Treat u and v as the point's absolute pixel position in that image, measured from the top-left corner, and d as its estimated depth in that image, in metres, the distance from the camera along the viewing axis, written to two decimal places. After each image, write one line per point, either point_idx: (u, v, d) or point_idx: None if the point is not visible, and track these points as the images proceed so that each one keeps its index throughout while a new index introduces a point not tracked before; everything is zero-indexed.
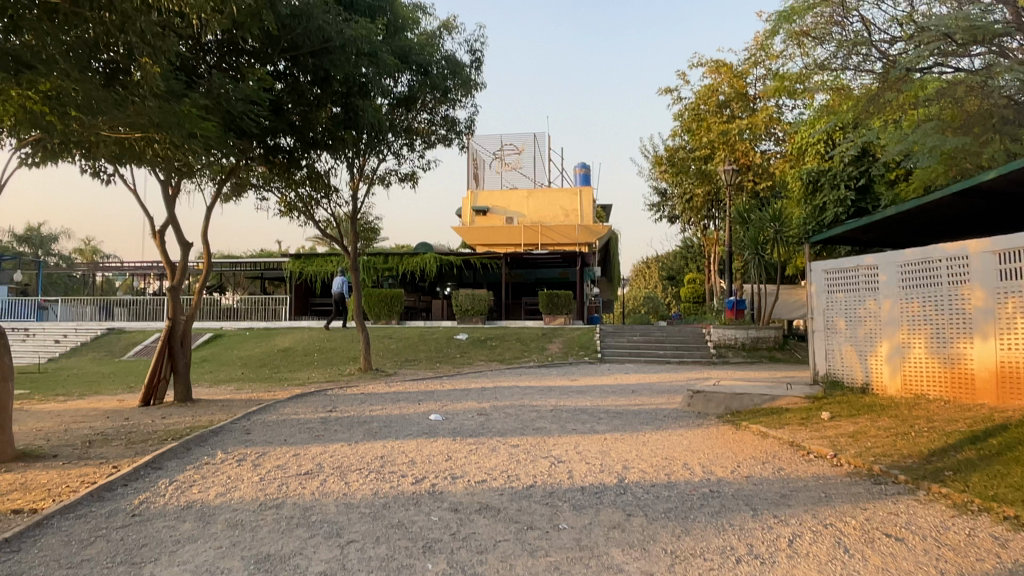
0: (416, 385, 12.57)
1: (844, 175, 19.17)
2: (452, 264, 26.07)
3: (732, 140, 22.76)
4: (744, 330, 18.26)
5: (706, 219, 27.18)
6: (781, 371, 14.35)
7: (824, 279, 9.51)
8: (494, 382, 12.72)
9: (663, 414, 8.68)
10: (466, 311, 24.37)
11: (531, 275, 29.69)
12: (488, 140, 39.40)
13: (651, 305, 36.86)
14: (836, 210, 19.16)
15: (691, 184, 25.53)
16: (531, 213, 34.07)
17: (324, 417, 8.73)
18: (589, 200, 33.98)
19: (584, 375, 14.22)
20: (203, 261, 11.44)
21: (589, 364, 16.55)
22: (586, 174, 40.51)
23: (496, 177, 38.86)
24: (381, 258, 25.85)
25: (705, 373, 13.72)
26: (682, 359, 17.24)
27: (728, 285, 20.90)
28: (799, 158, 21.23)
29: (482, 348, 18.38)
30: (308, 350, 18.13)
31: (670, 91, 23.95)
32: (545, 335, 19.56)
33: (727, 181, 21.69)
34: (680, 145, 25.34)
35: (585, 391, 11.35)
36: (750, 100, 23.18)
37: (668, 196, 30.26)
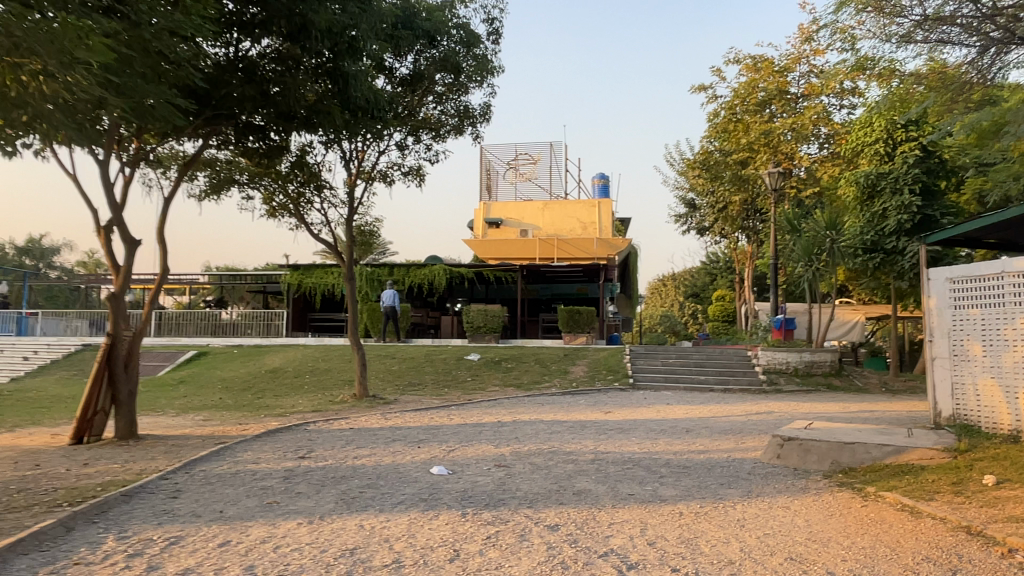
0: (419, 418, 10.34)
1: (908, 179, 16.84)
2: (464, 277, 23.93)
3: (774, 141, 20.66)
4: (797, 354, 15.96)
5: (741, 231, 25.06)
6: (854, 407, 12.01)
7: (949, 291, 7.30)
8: (514, 416, 10.48)
9: (746, 471, 6.40)
10: (479, 328, 22.20)
11: (547, 291, 27.47)
12: (502, 149, 37.45)
13: (671, 325, 34.66)
14: (899, 217, 16.86)
15: (726, 191, 23.54)
16: (547, 225, 31.97)
17: (290, 468, 6.53)
18: (608, 213, 31.79)
19: (620, 405, 11.95)
20: (159, 264, 9.30)
21: (620, 391, 14.30)
22: (604, 185, 38.40)
23: (511, 188, 36.81)
24: (385, 269, 23.63)
25: (765, 408, 11.42)
26: (727, 386, 14.96)
27: (774, 303, 18.60)
28: (851, 161, 18.96)
29: (496, 371, 16.14)
30: (299, 371, 15.98)
31: (704, 89, 21.85)
32: (567, 357, 17.28)
33: (770, 186, 19.43)
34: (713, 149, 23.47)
35: (628, 429, 9.10)
36: (792, 100, 21.12)
37: (698, 207, 28.31)
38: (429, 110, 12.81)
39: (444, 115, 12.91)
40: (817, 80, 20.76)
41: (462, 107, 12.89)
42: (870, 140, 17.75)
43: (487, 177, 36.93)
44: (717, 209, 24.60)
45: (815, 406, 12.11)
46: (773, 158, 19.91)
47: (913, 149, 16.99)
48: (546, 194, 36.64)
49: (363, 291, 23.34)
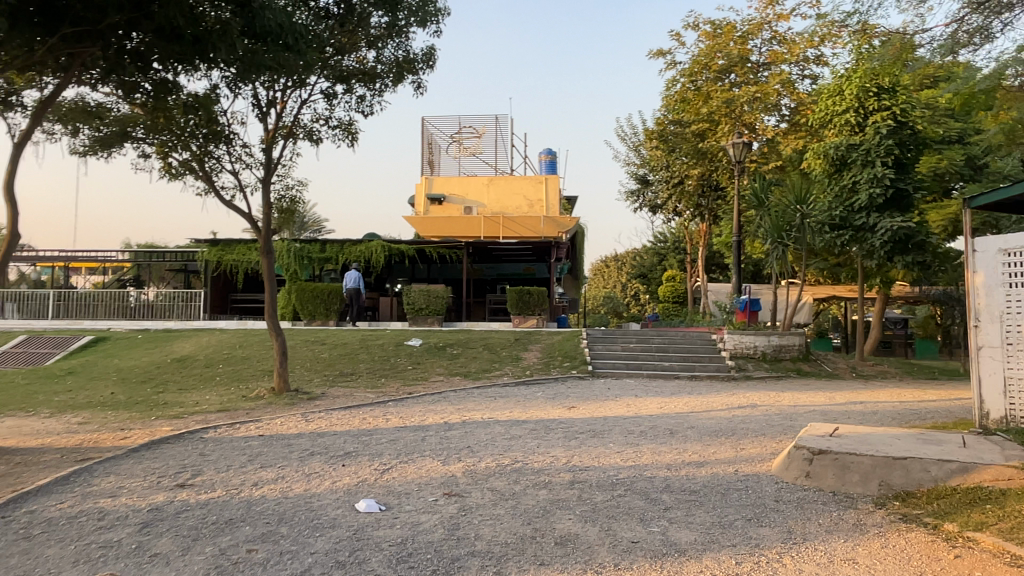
0: (348, 419, 8.57)
1: (880, 150, 15.80)
2: (403, 255, 22.01)
3: (737, 111, 19.41)
4: (765, 337, 14.72)
5: (696, 209, 24.02)
6: (839, 398, 10.82)
7: (1003, 266, 5.94)
8: (463, 415, 8.83)
9: (772, 497, 4.92)
10: (421, 310, 20.42)
11: (493, 270, 25.78)
12: (444, 121, 35.37)
13: (614, 305, 33.52)
14: (871, 190, 15.86)
15: (684, 164, 22.16)
16: (491, 201, 30.21)
17: (159, 506, 4.71)
18: (556, 188, 30.13)
19: (583, 399, 10.44)
20: (6, 224, 7.17)
21: (579, 381, 12.83)
22: (551, 162, 36.83)
23: (453, 162, 34.84)
24: (316, 246, 21.39)
25: (745, 402, 10.10)
26: (693, 373, 13.66)
27: (737, 282, 17.39)
28: (818, 133, 17.85)
29: (439, 358, 14.42)
30: (212, 360, 13.90)
31: (662, 53, 20.35)
32: (518, 341, 15.68)
33: (734, 158, 18.16)
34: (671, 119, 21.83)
35: (601, 432, 7.56)
36: (755, 68, 19.91)
37: (651, 182, 27.15)
38: (362, 55, 10.94)
39: (379, 61, 11.05)
40: (782, 46, 19.63)
41: (400, 53, 11.04)
42: (840, 108, 16.60)
43: (429, 151, 34.89)
44: (674, 182, 23.49)
45: (797, 397, 10.86)
46: (738, 128, 18.62)
47: (886, 118, 15.91)
48: (491, 170, 34.86)
49: (291, 269, 21.14)
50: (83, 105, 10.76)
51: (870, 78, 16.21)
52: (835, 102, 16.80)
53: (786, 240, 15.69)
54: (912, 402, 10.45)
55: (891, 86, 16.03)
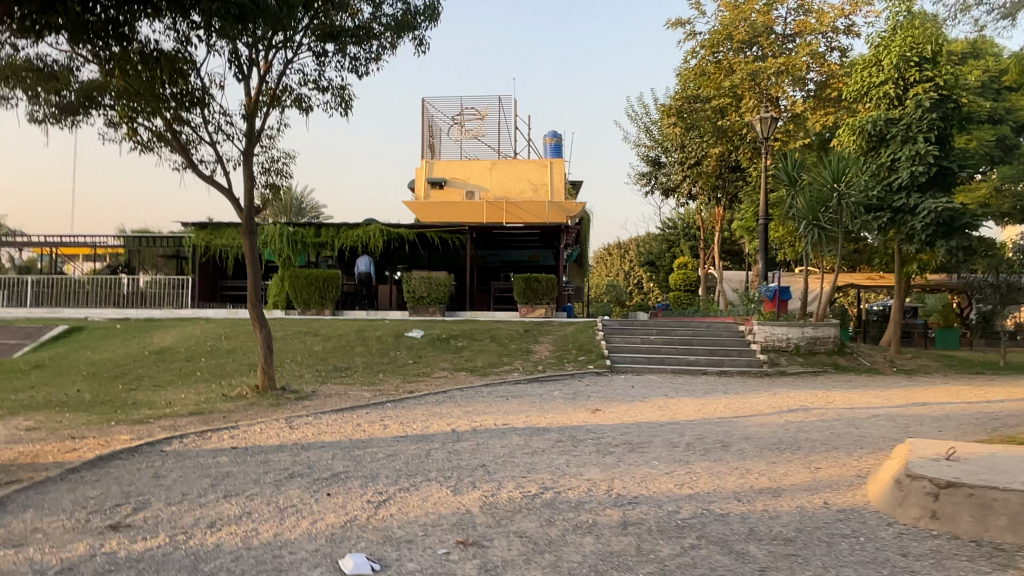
0: (340, 427, 7.35)
1: (923, 124, 14.48)
2: (404, 240, 20.75)
3: (762, 84, 18.14)
4: (799, 329, 13.46)
5: (714, 191, 22.75)
6: (896, 398, 9.59)
7: None
8: (474, 421, 7.61)
9: (896, 549, 3.69)
10: (422, 299, 19.20)
11: (498, 257, 24.52)
12: (446, 102, 34.02)
13: (617, 294, 32.38)
14: (912, 168, 14.56)
15: (703, 143, 20.82)
16: (495, 185, 28.89)
17: (72, 565, 3.48)
18: (561, 173, 28.99)
19: (607, 399, 9.21)
20: None
21: (598, 378, 11.61)
22: (557, 145, 35.46)
23: (455, 146, 33.50)
24: (310, 230, 20.09)
25: (793, 404, 8.86)
26: (722, 369, 12.42)
27: (763, 269, 16.12)
28: (850, 108, 16.56)
29: (443, 351, 13.18)
30: (193, 353, 12.65)
31: (681, 23, 19.00)
32: (528, 333, 14.42)
33: (761, 134, 16.89)
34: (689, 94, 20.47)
35: (641, 445, 6.33)
36: (782, 40, 18.58)
37: (665, 165, 25.84)
38: (356, 10, 9.66)
39: (375, 18, 9.75)
40: (810, 15, 18.30)
41: (399, 11, 9.76)
42: (878, 79, 15.27)
43: (429, 134, 33.50)
44: (690, 164, 22.38)
45: (848, 397, 9.63)
46: (764, 102, 17.31)
47: (928, 90, 14.58)
48: (494, 153, 33.49)
49: (284, 254, 19.85)
50: (41, 65, 9.45)
51: (910, 46, 14.89)
52: (870, 73, 15.49)
53: (822, 222, 14.39)
54: (981, 402, 9.22)
55: (935, 54, 14.70)
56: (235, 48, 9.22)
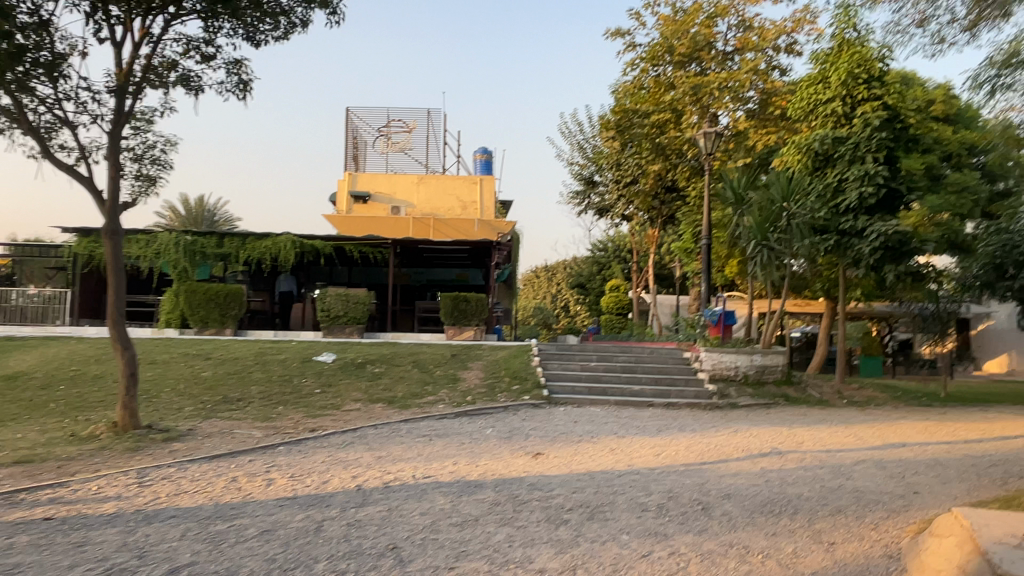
0: (210, 484, 5.64)
1: (871, 144, 13.93)
2: (319, 255, 18.91)
3: (705, 98, 17.33)
4: (748, 357, 12.44)
5: (652, 211, 21.89)
6: (866, 436, 8.55)
7: None
8: (386, 473, 6.04)
9: None
10: (338, 318, 17.40)
11: (424, 276, 22.91)
12: (371, 113, 32.31)
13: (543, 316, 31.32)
14: (861, 190, 13.93)
15: (643, 159, 19.82)
16: (421, 200, 27.30)
17: None
18: (491, 190, 27.66)
19: (547, 438, 7.79)
20: None
21: (533, 411, 10.18)
22: (487, 161, 34.20)
23: (380, 159, 31.78)
24: (212, 239, 18.03)
25: (762, 445, 7.63)
26: (670, 401, 11.20)
27: (707, 291, 15.16)
28: (794, 127, 15.89)
29: (357, 379, 11.49)
30: (52, 380, 10.55)
31: (622, 33, 18.10)
32: (455, 358, 12.88)
33: (705, 150, 16.02)
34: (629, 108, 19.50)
35: (600, 508, 4.93)
36: (724, 56, 17.93)
37: (599, 184, 24.97)
38: None
39: None
40: (752, 30, 17.69)
41: None
42: (824, 96, 14.65)
43: (353, 145, 31.65)
44: (627, 182, 21.50)
45: (817, 435, 8.53)
46: (707, 116, 16.47)
47: (876, 108, 14.07)
48: (422, 168, 31.93)
49: (180, 267, 17.71)
50: None
51: (858, 63, 14.38)
52: (816, 90, 14.84)
53: (772, 242, 13.45)
54: (958, 442, 8.27)
55: (883, 72, 14.22)
56: (98, 3, 7.47)
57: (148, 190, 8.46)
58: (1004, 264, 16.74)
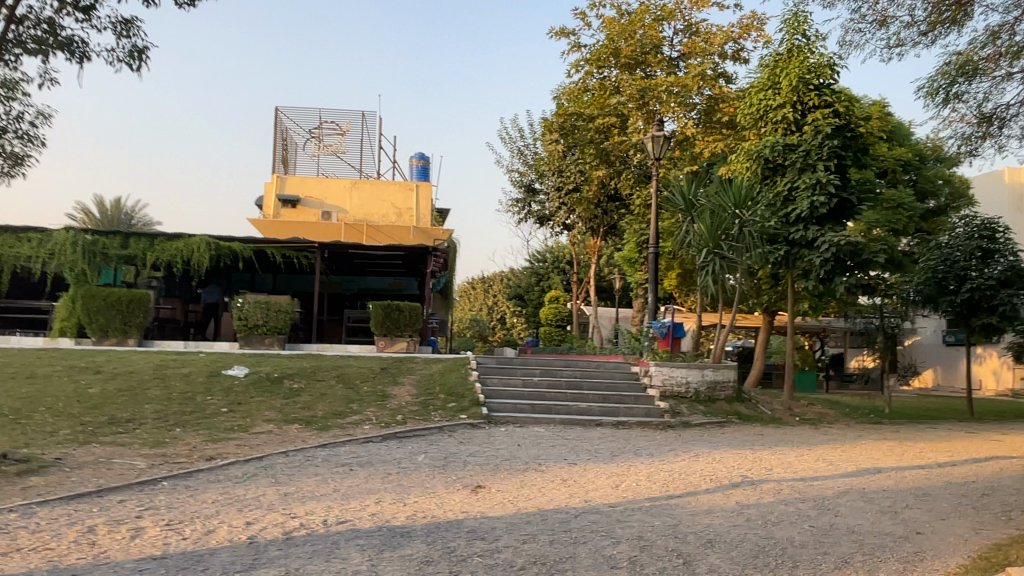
0: (57, 539, 4.38)
1: (823, 151, 13.54)
2: (238, 259, 17.39)
3: (653, 100, 16.65)
4: (699, 372, 11.74)
5: (596, 220, 21.17)
6: (834, 460, 7.85)
7: None
8: (291, 519, 4.88)
9: None
10: (256, 328, 16.01)
11: (355, 284, 21.55)
12: (302, 113, 30.75)
13: (480, 328, 30.42)
14: (812, 199, 13.47)
15: (587, 165, 19.03)
16: (353, 205, 25.92)
17: None
18: (427, 197, 26.48)
19: (488, 467, 6.75)
20: None
21: (471, 432, 9.13)
22: (424, 168, 33.04)
23: (310, 161, 30.23)
24: (116, 240, 16.30)
25: (728, 472, 6.81)
26: (620, 420, 10.34)
27: (653, 302, 14.43)
28: (741, 135, 15.42)
29: (272, 397, 10.18)
30: None
31: (567, 33, 17.35)
32: (385, 372, 11.70)
33: (654, 154, 15.36)
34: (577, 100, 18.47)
35: (560, 565, 3.92)
36: (671, 62, 17.39)
37: (540, 192, 24.22)
38: None
39: None
40: (699, 35, 17.19)
41: None
42: (773, 102, 14.22)
43: (283, 146, 29.90)
44: (570, 190, 20.80)
45: (784, 459, 7.77)
46: (656, 120, 15.81)
47: (827, 116, 13.72)
48: (355, 173, 30.45)
49: (78, 269, 15.92)
50: None
51: (809, 70, 14.02)
52: (766, 96, 14.40)
53: (724, 250, 12.87)
54: (933, 466, 7.65)
55: (833, 79, 13.91)
56: None
57: (11, 169, 7.06)
58: (945, 278, 16.85)
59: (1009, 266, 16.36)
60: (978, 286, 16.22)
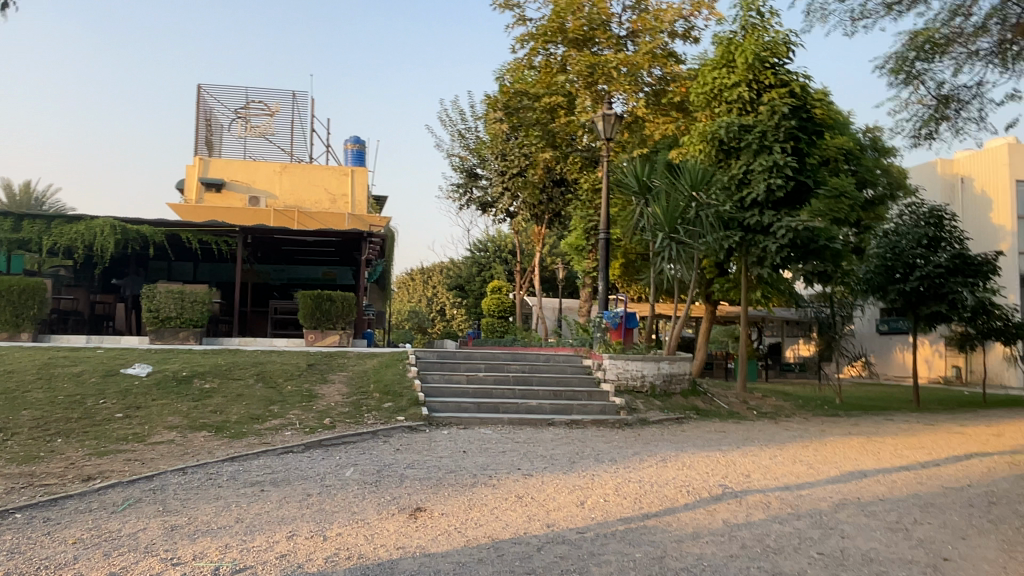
0: None
1: (779, 133, 12.91)
2: (149, 245, 15.77)
3: (603, 78, 15.78)
4: (655, 365, 10.96)
5: (541, 206, 20.24)
6: (812, 462, 7.14)
7: None
8: (172, 568, 3.75)
9: None
10: (169, 320, 14.53)
11: (284, 273, 20.04)
12: (227, 93, 28.75)
13: (419, 320, 29.28)
14: (768, 181, 12.81)
15: (532, 148, 18.04)
16: (283, 190, 24.25)
17: None
18: (363, 183, 25.01)
19: (428, 482, 5.72)
20: None
21: (409, 437, 8.07)
22: (359, 152, 31.49)
23: (236, 144, 28.30)
24: (6, 222, 14.46)
25: (706, 481, 5.96)
26: (573, 418, 9.44)
27: (604, 291, 13.58)
28: (694, 116, 14.74)
29: (178, 400, 8.88)
30: None
31: (512, 5, 16.31)
32: (312, 369, 10.48)
33: (604, 134, 14.49)
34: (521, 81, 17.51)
35: None
36: (621, 39, 16.54)
37: (483, 176, 23.17)
38: None
39: None
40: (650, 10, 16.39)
41: None
42: (728, 80, 13.52)
43: (206, 127, 27.81)
44: (514, 174, 19.82)
45: (759, 461, 7.00)
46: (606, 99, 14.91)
47: (782, 95, 13.10)
48: (286, 157, 28.62)
49: None
50: None
51: (764, 47, 13.38)
52: (720, 74, 13.67)
53: (680, 235, 12.12)
54: (916, 467, 7.01)
55: (789, 57, 13.32)
56: None
57: None
58: (895, 265, 16.72)
59: (954, 254, 16.41)
60: (927, 274, 16.21)
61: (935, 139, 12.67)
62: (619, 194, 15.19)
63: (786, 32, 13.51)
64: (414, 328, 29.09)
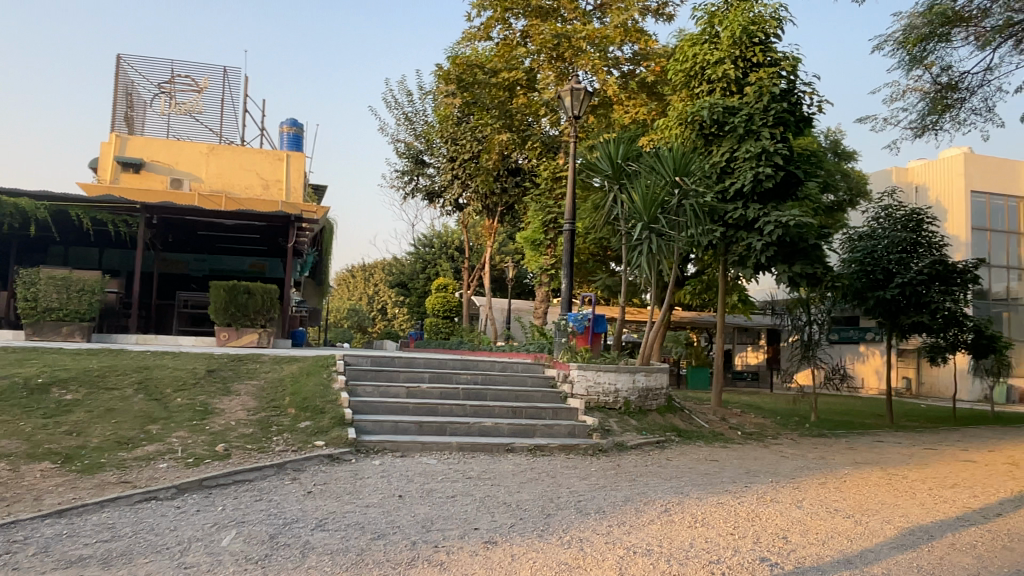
0: None
1: (768, 116, 11.44)
2: (31, 223, 13.31)
3: (571, 51, 14.13)
4: (630, 376, 9.33)
5: (494, 197, 18.44)
6: (850, 511, 5.56)
7: None
8: None
9: None
10: (50, 312, 12.16)
11: (204, 263, 17.63)
12: (149, 63, 25.23)
13: (357, 319, 27.14)
14: (755, 170, 11.30)
15: (487, 130, 16.21)
16: (208, 174, 21.58)
17: None
18: (299, 169, 22.44)
19: (343, 559, 3.84)
20: None
21: (326, 471, 6.16)
22: (296, 135, 29.04)
23: (159, 122, 24.82)
24: None
25: (737, 552, 4.28)
26: (537, 443, 7.68)
27: (568, 290, 11.81)
28: (671, 97, 13.19)
29: (23, 417, 6.74)
30: None
31: None
32: (215, 378, 8.38)
33: (571, 112, 12.78)
34: (478, 55, 15.69)
35: None
36: (591, 13, 14.93)
37: (432, 163, 21.26)
38: None
39: None
40: None
41: None
42: (711, 55, 11.97)
43: (126, 103, 24.35)
44: (465, 160, 18.06)
45: (789, 512, 5.36)
46: (572, 75, 13.24)
47: (771, 76, 11.66)
48: (216, 139, 25.20)
49: None
50: None
51: (752, 21, 11.87)
52: (702, 50, 12.16)
53: (660, 226, 10.51)
54: (981, 519, 5.50)
55: (780, 33, 11.83)
56: None
57: None
58: (873, 271, 15.56)
59: (935, 261, 15.36)
60: (908, 282, 15.06)
61: (937, 131, 11.53)
62: (585, 180, 13.50)
63: (776, 6, 12.04)
64: (351, 327, 26.93)
